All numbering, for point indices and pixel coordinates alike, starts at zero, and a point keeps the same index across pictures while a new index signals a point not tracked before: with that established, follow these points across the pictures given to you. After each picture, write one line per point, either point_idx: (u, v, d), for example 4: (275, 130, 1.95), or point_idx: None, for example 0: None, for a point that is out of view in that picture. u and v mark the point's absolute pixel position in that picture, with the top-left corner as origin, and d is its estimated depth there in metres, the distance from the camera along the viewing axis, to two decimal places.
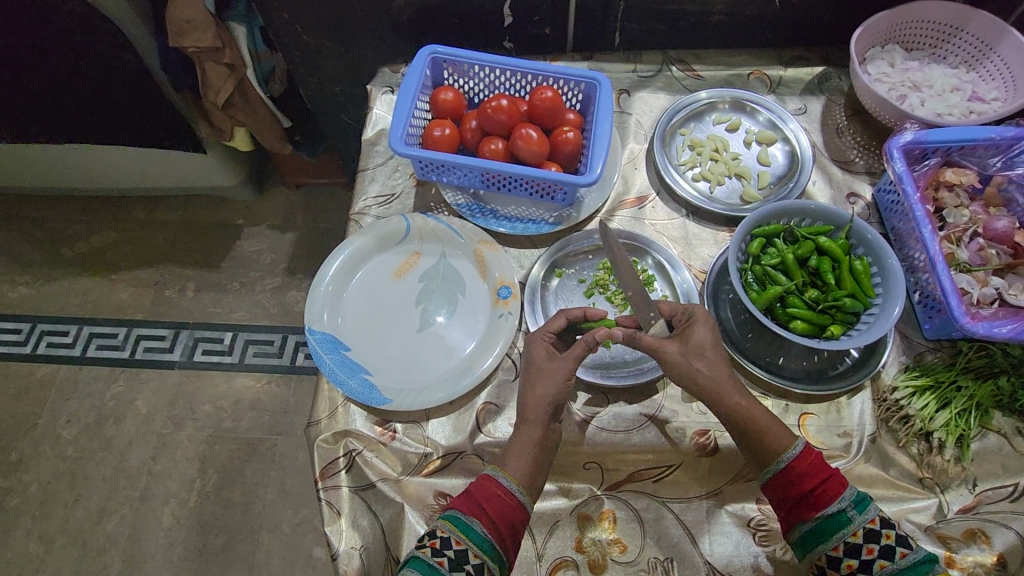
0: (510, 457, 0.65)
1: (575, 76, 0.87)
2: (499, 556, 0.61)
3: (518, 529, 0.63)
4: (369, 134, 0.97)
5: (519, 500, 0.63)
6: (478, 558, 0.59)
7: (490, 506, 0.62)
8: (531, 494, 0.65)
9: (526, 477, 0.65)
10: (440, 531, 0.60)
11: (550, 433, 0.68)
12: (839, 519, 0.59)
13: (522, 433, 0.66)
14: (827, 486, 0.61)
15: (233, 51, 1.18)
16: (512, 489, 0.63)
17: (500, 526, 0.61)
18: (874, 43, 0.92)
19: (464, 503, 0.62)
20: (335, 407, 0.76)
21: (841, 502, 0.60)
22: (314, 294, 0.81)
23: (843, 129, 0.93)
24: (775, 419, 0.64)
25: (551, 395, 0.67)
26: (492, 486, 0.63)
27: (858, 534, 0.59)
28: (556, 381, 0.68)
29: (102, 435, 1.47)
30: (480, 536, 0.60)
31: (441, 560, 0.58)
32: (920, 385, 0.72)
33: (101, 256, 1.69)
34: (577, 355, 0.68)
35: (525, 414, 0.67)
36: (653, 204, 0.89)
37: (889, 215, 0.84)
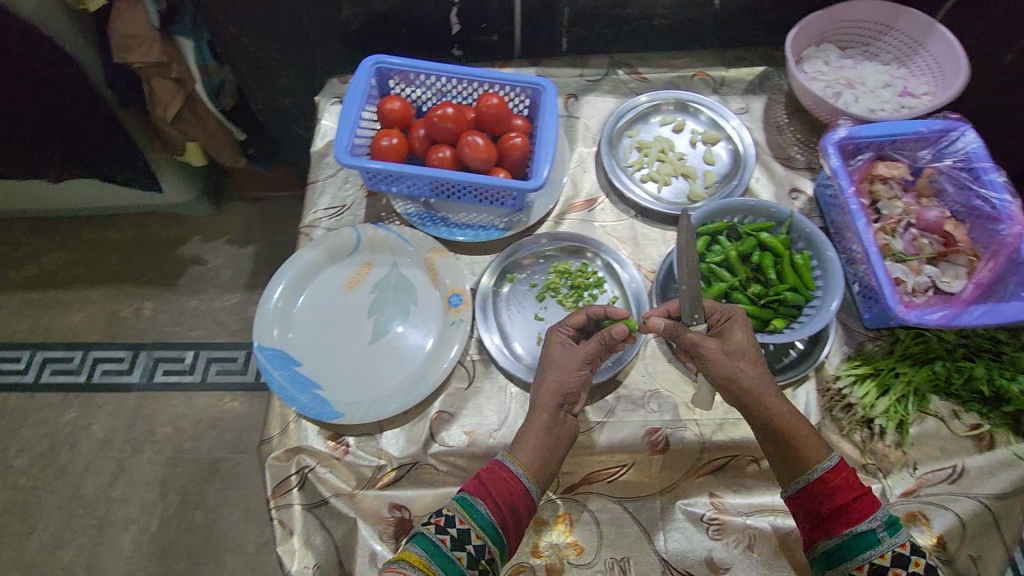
0: (521, 443, 0.65)
1: (521, 82, 0.88)
2: (500, 539, 0.60)
3: (524, 515, 0.62)
4: (319, 146, 0.97)
5: (524, 484, 0.63)
6: (479, 540, 0.59)
7: (498, 490, 0.61)
8: (539, 484, 0.64)
9: (535, 466, 0.64)
10: (447, 510, 0.60)
11: (561, 422, 0.67)
12: (867, 538, 0.57)
13: (533, 417, 0.66)
14: (859, 503, 0.58)
15: (180, 65, 1.16)
16: (518, 473, 0.63)
17: (503, 509, 0.61)
18: (809, 43, 0.95)
19: (474, 485, 0.62)
20: (286, 424, 0.74)
21: (872, 522, 0.57)
22: (263, 310, 0.79)
23: (784, 126, 0.96)
24: (813, 429, 0.63)
25: (562, 384, 0.67)
26: (501, 471, 0.63)
27: (886, 556, 0.56)
28: (572, 369, 0.68)
29: (58, 462, 1.43)
30: (482, 517, 0.59)
31: (443, 538, 0.58)
32: (862, 374, 0.74)
33: (52, 278, 1.64)
34: (594, 350, 0.68)
35: (540, 399, 0.67)
36: (603, 207, 0.90)
37: (828, 209, 0.86)
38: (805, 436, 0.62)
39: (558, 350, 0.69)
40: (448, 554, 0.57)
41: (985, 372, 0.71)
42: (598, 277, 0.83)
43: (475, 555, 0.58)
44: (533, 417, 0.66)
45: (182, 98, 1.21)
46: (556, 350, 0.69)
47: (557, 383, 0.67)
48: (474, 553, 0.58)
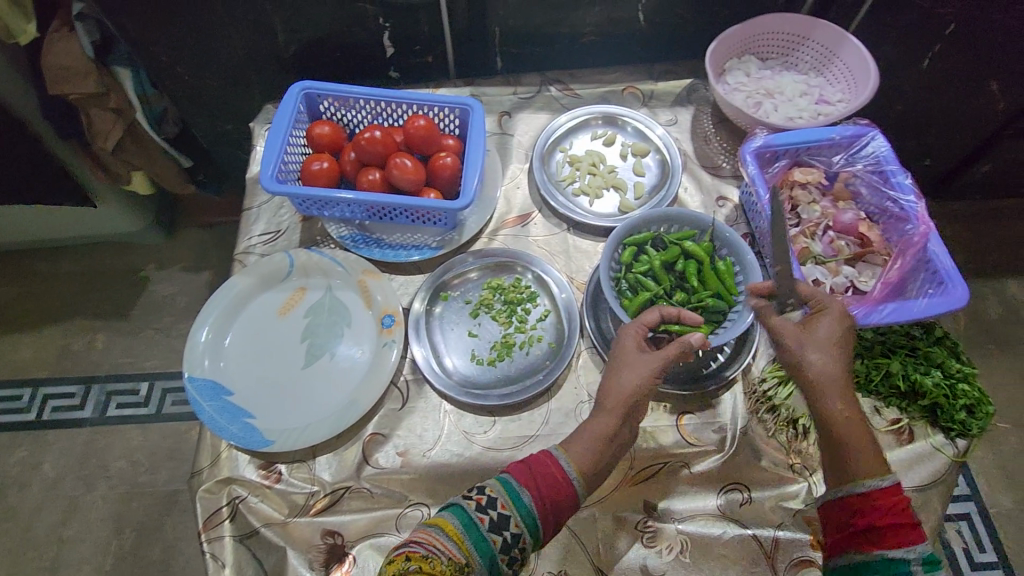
0: (576, 442, 0.64)
1: (448, 103, 0.89)
2: (536, 532, 0.59)
3: (564, 513, 0.61)
4: (254, 172, 0.97)
5: (570, 482, 0.61)
6: (518, 528, 0.58)
7: (546, 484, 0.60)
8: (588, 486, 0.63)
9: (589, 472, 0.63)
10: (490, 490, 0.59)
11: (622, 430, 0.66)
12: (899, 565, 0.55)
13: (596, 419, 0.66)
14: (903, 530, 0.57)
15: (118, 96, 1.15)
16: (569, 473, 0.61)
17: (546, 503, 0.59)
18: (731, 55, 0.98)
19: (520, 471, 0.61)
20: (217, 454, 0.74)
21: (909, 552, 0.56)
22: (193, 341, 0.79)
23: (711, 136, 0.99)
24: (880, 449, 0.61)
25: (632, 387, 0.66)
26: (552, 466, 0.62)
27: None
28: (644, 374, 0.66)
29: (7, 504, 1.39)
30: (526, 508, 0.58)
31: (483, 517, 0.57)
32: (785, 375, 0.76)
33: (0, 314, 1.61)
34: (667, 355, 0.66)
35: (607, 403, 0.66)
36: (536, 222, 0.91)
37: (751, 215, 0.88)
38: (859, 444, 0.60)
39: (632, 350, 0.68)
40: (485, 535, 0.57)
41: (901, 368, 0.73)
42: (530, 291, 0.84)
43: (508, 542, 0.57)
44: (599, 420, 0.65)
45: (121, 127, 1.20)
46: (629, 348, 0.68)
47: (625, 385, 0.66)
48: (509, 540, 0.57)
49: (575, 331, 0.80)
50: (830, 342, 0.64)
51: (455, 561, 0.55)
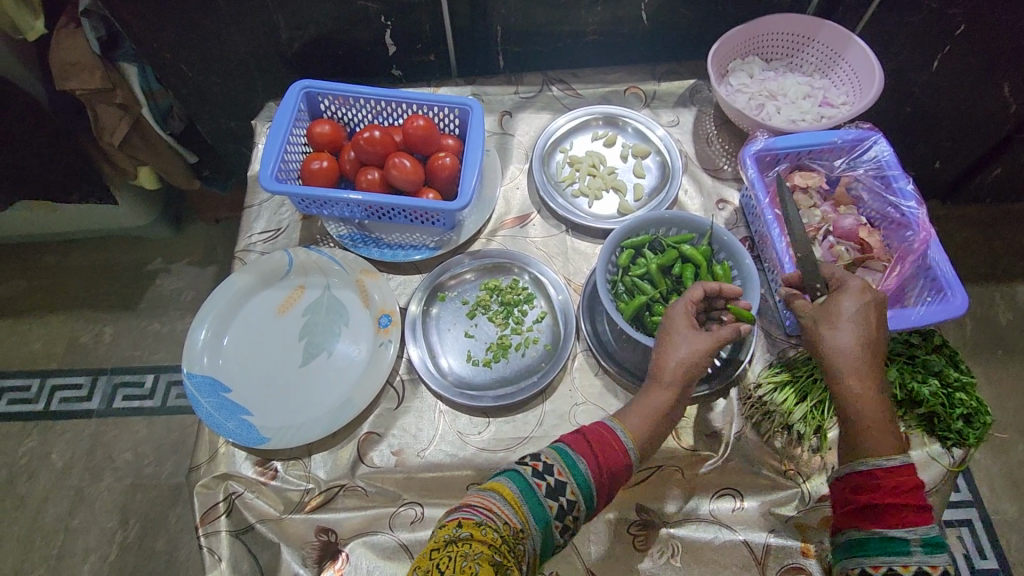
0: (631, 413, 0.64)
1: (448, 103, 0.89)
2: (591, 498, 0.59)
3: (618, 481, 0.61)
4: (255, 169, 0.98)
5: (625, 449, 0.61)
6: (574, 495, 0.58)
7: (600, 449, 0.60)
8: (641, 455, 0.63)
9: (643, 443, 0.63)
10: (546, 458, 0.59)
11: (675, 409, 0.65)
12: (897, 544, 0.55)
13: (648, 394, 0.65)
14: (914, 510, 0.55)
15: (125, 92, 1.17)
16: (626, 446, 0.61)
17: (602, 471, 0.59)
18: (734, 56, 0.98)
19: (574, 440, 0.61)
20: (215, 450, 0.75)
21: (910, 533, 0.55)
22: (192, 338, 0.80)
23: (713, 138, 0.98)
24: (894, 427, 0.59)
25: (686, 364, 0.64)
26: (606, 432, 0.62)
27: (909, 567, 0.54)
28: (698, 353, 0.64)
29: (16, 493, 1.41)
30: (581, 475, 0.59)
31: (540, 483, 0.58)
32: (781, 380, 0.75)
33: (11, 306, 1.63)
34: (722, 335, 0.64)
35: (659, 379, 0.64)
36: (534, 223, 0.91)
37: (750, 218, 0.88)
38: (882, 428, 0.59)
39: (681, 324, 0.65)
40: (541, 500, 0.57)
41: (898, 376, 0.72)
42: (527, 292, 0.84)
43: (565, 509, 0.58)
44: (649, 395, 0.64)
45: (128, 122, 1.21)
46: (680, 325, 0.66)
47: (679, 360, 0.64)
48: (565, 507, 0.57)
49: (571, 333, 0.80)
50: (853, 317, 0.62)
51: (511, 526, 0.54)
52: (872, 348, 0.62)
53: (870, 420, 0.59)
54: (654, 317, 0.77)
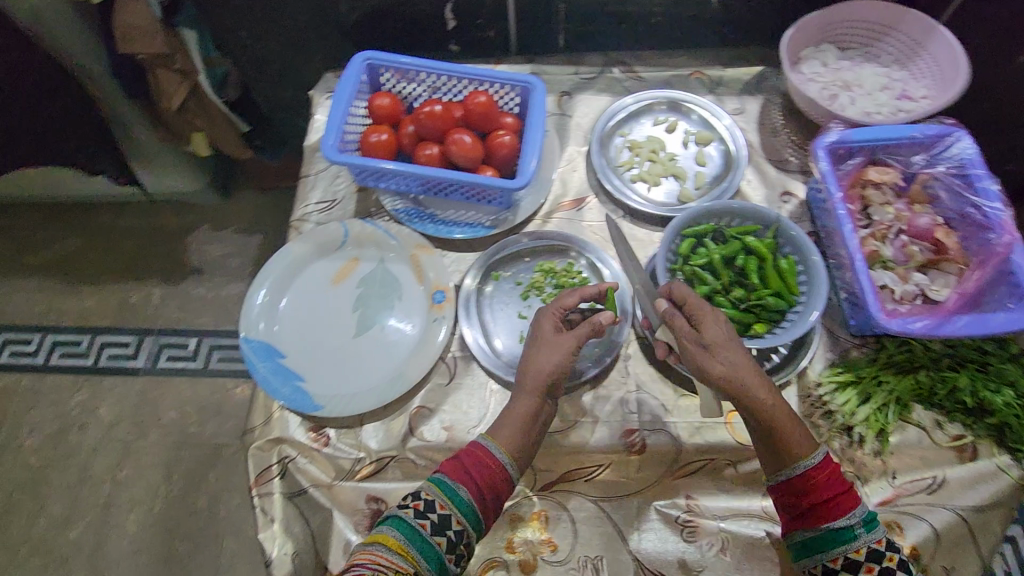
0: (501, 427, 0.66)
1: (510, 80, 0.87)
2: (478, 522, 0.62)
3: (501, 499, 0.65)
4: (313, 140, 0.98)
5: (501, 463, 0.65)
6: (460, 524, 0.61)
7: (477, 472, 0.63)
8: (519, 464, 0.66)
9: (517, 452, 0.66)
10: (427, 495, 0.61)
11: (542, 409, 0.68)
12: (844, 533, 0.59)
13: (516, 402, 0.67)
14: (845, 496, 0.60)
15: (185, 57, 1.15)
16: (501, 460, 0.64)
17: (484, 492, 0.63)
18: (808, 43, 0.94)
19: (451, 469, 0.63)
20: (269, 414, 0.76)
21: (850, 518, 0.59)
22: (249, 304, 0.81)
23: (780, 127, 0.95)
24: (802, 424, 0.63)
25: (554, 368, 0.67)
26: (483, 454, 0.64)
27: (861, 551, 0.59)
28: (563, 355, 0.67)
29: (67, 443, 1.47)
30: (464, 502, 0.61)
31: (424, 522, 0.60)
32: (843, 381, 0.74)
33: (65, 264, 1.69)
34: (582, 335, 0.69)
35: (526, 384, 0.67)
36: (591, 206, 0.90)
37: (818, 213, 0.85)
38: (793, 428, 0.62)
39: (547, 332, 0.69)
40: (428, 541, 0.59)
41: (969, 384, 0.70)
42: (582, 276, 0.83)
43: (453, 541, 0.60)
44: (516, 402, 0.67)
45: (185, 89, 1.20)
46: (546, 333, 0.69)
47: (547, 368, 0.67)
48: (453, 538, 0.60)
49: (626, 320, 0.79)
50: (725, 337, 0.64)
51: (403, 570, 0.56)
52: (748, 368, 0.62)
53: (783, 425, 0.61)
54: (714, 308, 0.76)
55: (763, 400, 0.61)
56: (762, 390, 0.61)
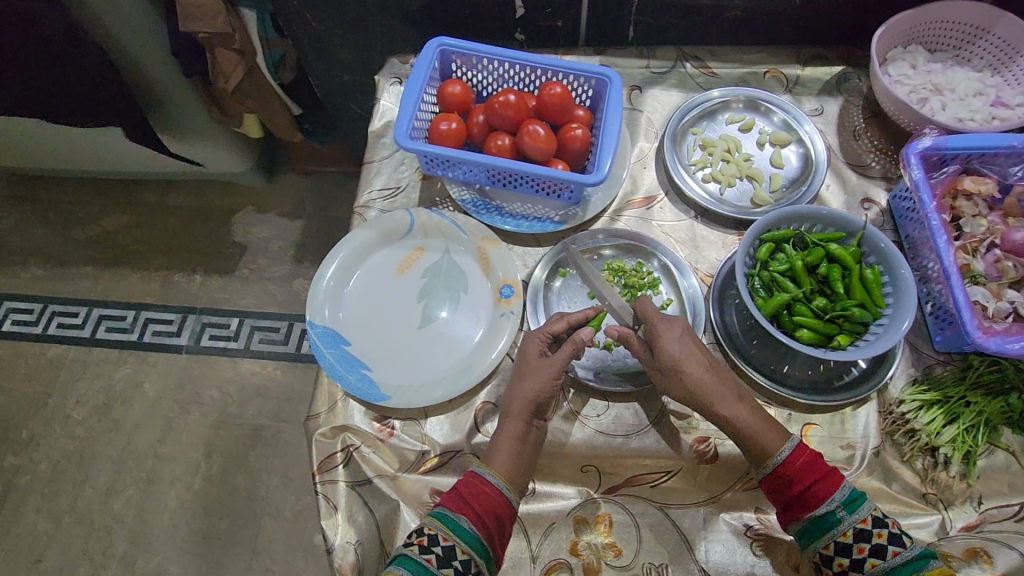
0: (495, 455, 0.67)
1: (585, 72, 0.85)
2: (486, 552, 0.63)
3: (505, 523, 0.66)
4: (376, 126, 0.96)
5: (503, 492, 0.66)
6: (467, 554, 0.62)
7: (478, 503, 0.64)
8: (518, 490, 0.67)
9: (513, 474, 0.67)
10: (429, 529, 0.63)
11: (531, 429, 0.69)
12: (827, 519, 0.61)
13: (503, 429, 0.69)
14: (823, 483, 0.62)
15: (244, 37, 1.15)
16: (500, 486, 0.66)
17: (486, 520, 0.64)
18: (895, 44, 0.90)
19: (452, 501, 0.64)
20: (334, 401, 0.76)
21: (831, 504, 0.61)
22: (315, 289, 0.80)
23: (860, 131, 0.91)
24: (767, 420, 0.66)
25: (534, 395, 0.69)
26: (481, 484, 0.65)
27: (848, 534, 0.61)
28: (547, 379, 0.69)
29: (111, 416, 1.50)
30: (468, 532, 0.62)
31: (430, 557, 0.61)
32: (928, 399, 0.71)
33: (112, 240, 1.71)
34: (566, 358, 0.70)
35: (511, 410, 0.69)
36: (661, 205, 0.88)
37: (903, 222, 0.82)
38: (767, 429, 0.65)
39: (534, 358, 0.71)
40: (435, 573, 0.60)
41: None
42: (653, 277, 0.81)
43: (461, 568, 0.61)
44: (505, 428, 0.68)
45: (242, 70, 1.20)
46: (532, 358, 0.71)
47: (527, 392, 0.69)
48: (460, 567, 0.61)
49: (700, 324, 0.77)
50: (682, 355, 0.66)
51: None
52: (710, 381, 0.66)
53: (757, 428, 0.65)
54: (794, 316, 0.73)
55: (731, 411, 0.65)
56: (725, 398, 0.66)
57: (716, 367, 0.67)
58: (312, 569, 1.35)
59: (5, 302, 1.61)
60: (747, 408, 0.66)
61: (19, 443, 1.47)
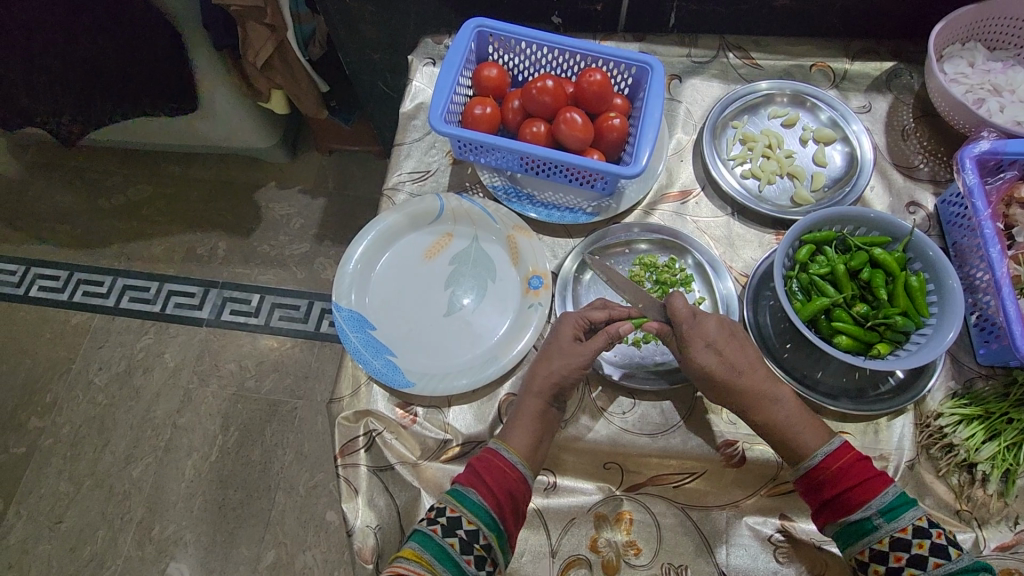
0: (512, 431, 0.67)
1: (627, 59, 0.82)
2: (494, 524, 0.61)
3: (519, 503, 0.64)
4: (408, 108, 0.95)
5: (515, 466, 0.65)
6: (473, 524, 0.61)
7: (489, 476, 0.64)
8: (533, 466, 0.66)
9: (530, 453, 0.66)
10: (440, 503, 0.62)
11: (551, 410, 0.69)
12: (862, 525, 0.60)
13: (522, 404, 0.68)
14: (861, 487, 0.60)
15: (275, 11, 1.13)
16: (513, 462, 0.65)
17: (494, 492, 0.63)
18: (952, 40, 0.86)
19: (464, 475, 0.64)
20: (357, 384, 0.75)
21: (867, 510, 0.59)
22: (342, 272, 0.79)
23: (909, 131, 0.88)
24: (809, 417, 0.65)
25: (557, 375, 0.68)
26: (494, 460, 0.65)
27: (885, 541, 0.59)
28: (572, 366, 0.68)
29: (132, 384, 1.52)
30: (474, 503, 0.61)
31: (435, 528, 0.60)
32: (968, 414, 0.68)
33: (137, 210, 1.72)
34: (599, 348, 0.68)
35: (533, 387, 0.68)
36: (697, 200, 0.85)
37: (950, 228, 0.79)
38: (803, 426, 0.64)
39: (565, 342, 0.69)
40: (440, 543, 0.59)
41: None
42: (686, 274, 0.79)
43: (467, 539, 0.60)
44: (523, 405, 0.68)
45: (272, 44, 1.18)
46: (561, 344, 0.69)
47: (553, 372, 0.68)
48: (465, 538, 0.60)
49: None
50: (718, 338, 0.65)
51: None
52: (743, 382, 0.64)
53: (798, 427, 0.63)
54: (833, 322, 0.70)
55: (765, 415, 0.64)
56: (765, 399, 0.64)
57: (751, 364, 0.65)
58: (322, 545, 1.36)
59: (32, 268, 1.63)
60: (783, 406, 0.64)
61: (43, 406, 1.50)
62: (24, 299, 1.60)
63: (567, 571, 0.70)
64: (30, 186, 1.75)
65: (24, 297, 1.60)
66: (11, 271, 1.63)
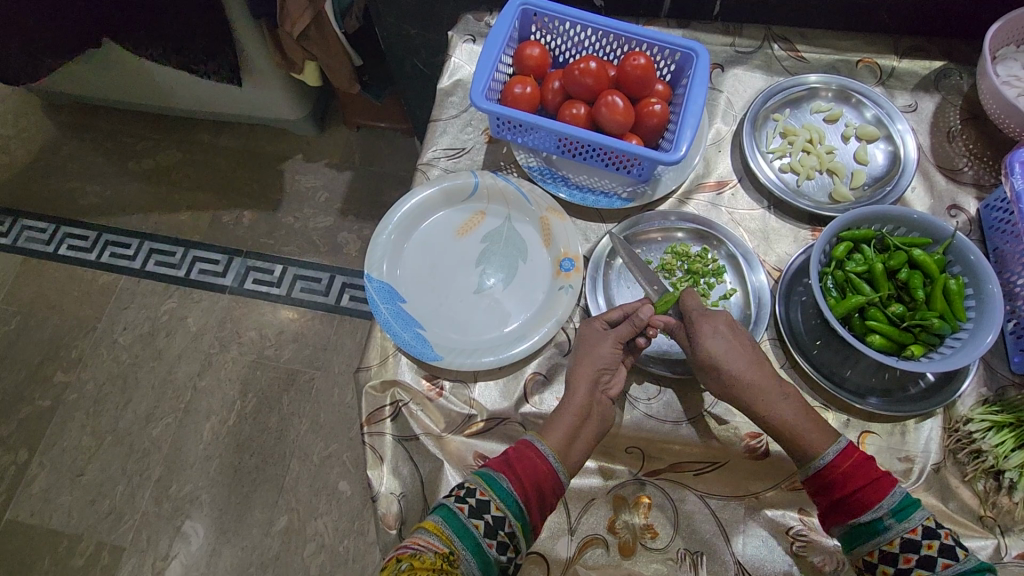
0: (553, 429, 0.66)
1: (671, 45, 0.81)
2: (522, 514, 0.62)
3: (549, 493, 0.64)
4: (446, 84, 0.95)
5: (550, 464, 0.64)
6: (500, 511, 0.61)
7: (520, 466, 0.63)
8: (567, 467, 0.66)
9: (567, 449, 0.66)
10: (469, 484, 0.63)
11: (592, 407, 0.68)
12: (873, 526, 0.60)
13: (568, 398, 0.68)
14: (870, 488, 0.60)
15: None
16: (546, 453, 0.64)
17: (523, 483, 0.62)
18: (1008, 42, 0.84)
19: (497, 462, 0.64)
20: (385, 355, 0.76)
21: (878, 510, 0.59)
22: (374, 243, 0.79)
23: (955, 133, 0.86)
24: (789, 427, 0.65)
25: (599, 361, 0.69)
26: (528, 450, 0.65)
27: (895, 542, 0.59)
28: (606, 347, 0.70)
29: (155, 345, 1.55)
30: (504, 490, 0.61)
31: (462, 506, 0.61)
32: (999, 421, 0.68)
33: (166, 175, 1.74)
34: (625, 335, 0.70)
35: (575, 376, 0.69)
36: (734, 191, 0.85)
37: (993, 233, 0.78)
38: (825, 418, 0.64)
39: (592, 330, 0.72)
40: (464, 522, 0.60)
41: None
42: (718, 265, 0.78)
43: (492, 525, 0.60)
44: (569, 399, 0.68)
45: (310, 15, 1.18)
46: (588, 334, 0.71)
47: (593, 362, 0.69)
48: (490, 523, 0.60)
49: (763, 317, 0.75)
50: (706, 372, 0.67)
51: (440, 551, 0.58)
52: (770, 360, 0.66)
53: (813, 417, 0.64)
54: (867, 320, 0.69)
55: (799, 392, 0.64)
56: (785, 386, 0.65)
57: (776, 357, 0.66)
58: (333, 514, 1.39)
59: (62, 227, 1.66)
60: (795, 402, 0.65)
61: (68, 362, 1.53)
62: (53, 257, 1.63)
63: (584, 549, 0.70)
64: (62, 147, 1.77)
65: (53, 255, 1.63)
66: (41, 229, 1.66)
